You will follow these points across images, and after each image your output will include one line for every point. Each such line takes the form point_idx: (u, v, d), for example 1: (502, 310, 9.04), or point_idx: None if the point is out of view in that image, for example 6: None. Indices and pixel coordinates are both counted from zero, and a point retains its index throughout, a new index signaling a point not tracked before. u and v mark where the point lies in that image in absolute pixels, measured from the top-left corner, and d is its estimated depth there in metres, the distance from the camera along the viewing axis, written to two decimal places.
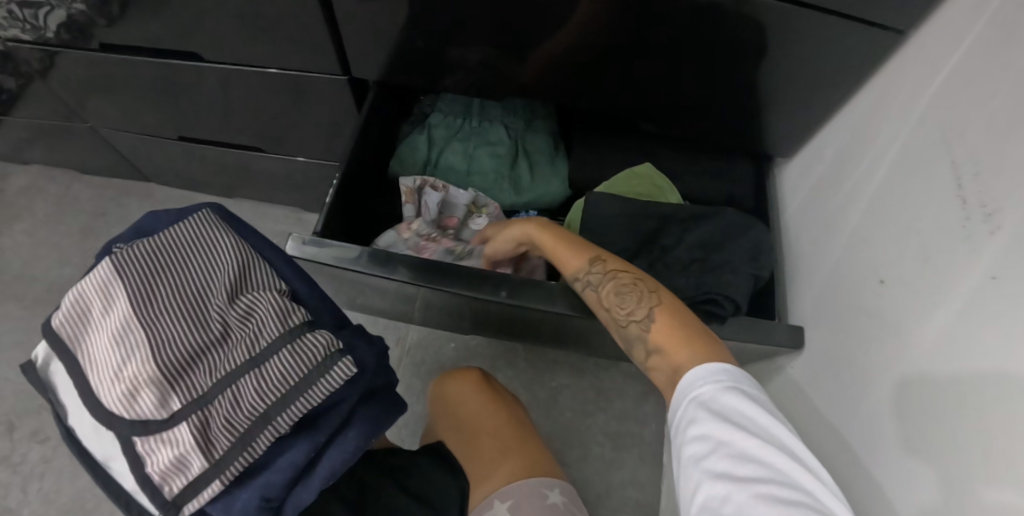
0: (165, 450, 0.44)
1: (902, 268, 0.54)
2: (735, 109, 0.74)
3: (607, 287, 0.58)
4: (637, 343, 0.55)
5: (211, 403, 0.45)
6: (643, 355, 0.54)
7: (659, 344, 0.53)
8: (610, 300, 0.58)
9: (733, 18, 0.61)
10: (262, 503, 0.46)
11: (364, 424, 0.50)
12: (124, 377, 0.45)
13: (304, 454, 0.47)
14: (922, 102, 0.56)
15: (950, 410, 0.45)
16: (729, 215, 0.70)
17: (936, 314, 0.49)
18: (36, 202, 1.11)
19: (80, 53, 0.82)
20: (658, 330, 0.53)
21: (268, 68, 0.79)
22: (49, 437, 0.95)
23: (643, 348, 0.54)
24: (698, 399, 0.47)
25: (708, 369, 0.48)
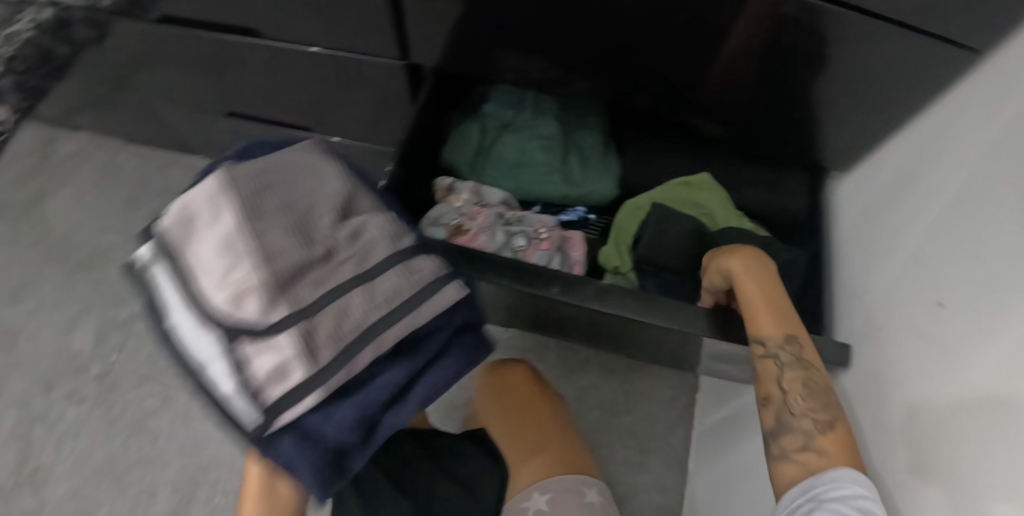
0: (267, 355, 0.40)
1: (965, 292, 0.53)
2: (793, 119, 0.73)
3: (794, 374, 0.54)
4: (795, 432, 0.51)
5: (317, 313, 0.41)
6: (795, 446, 0.51)
7: (823, 444, 0.50)
8: (791, 384, 0.54)
9: (798, 24, 0.60)
10: (359, 422, 0.43)
11: (460, 356, 0.47)
12: (230, 279, 0.39)
13: (404, 374, 0.44)
14: (996, 124, 0.55)
15: (993, 443, 0.44)
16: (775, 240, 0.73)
17: (995, 341, 0.48)
18: (83, 168, 1.13)
19: (137, 22, 0.83)
20: (832, 438, 0.50)
21: (308, 46, 0.79)
22: (85, 398, 0.96)
23: (800, 439, 0.51)
24: (816, 492, 0.47)
25: (848, 473, 0.47)
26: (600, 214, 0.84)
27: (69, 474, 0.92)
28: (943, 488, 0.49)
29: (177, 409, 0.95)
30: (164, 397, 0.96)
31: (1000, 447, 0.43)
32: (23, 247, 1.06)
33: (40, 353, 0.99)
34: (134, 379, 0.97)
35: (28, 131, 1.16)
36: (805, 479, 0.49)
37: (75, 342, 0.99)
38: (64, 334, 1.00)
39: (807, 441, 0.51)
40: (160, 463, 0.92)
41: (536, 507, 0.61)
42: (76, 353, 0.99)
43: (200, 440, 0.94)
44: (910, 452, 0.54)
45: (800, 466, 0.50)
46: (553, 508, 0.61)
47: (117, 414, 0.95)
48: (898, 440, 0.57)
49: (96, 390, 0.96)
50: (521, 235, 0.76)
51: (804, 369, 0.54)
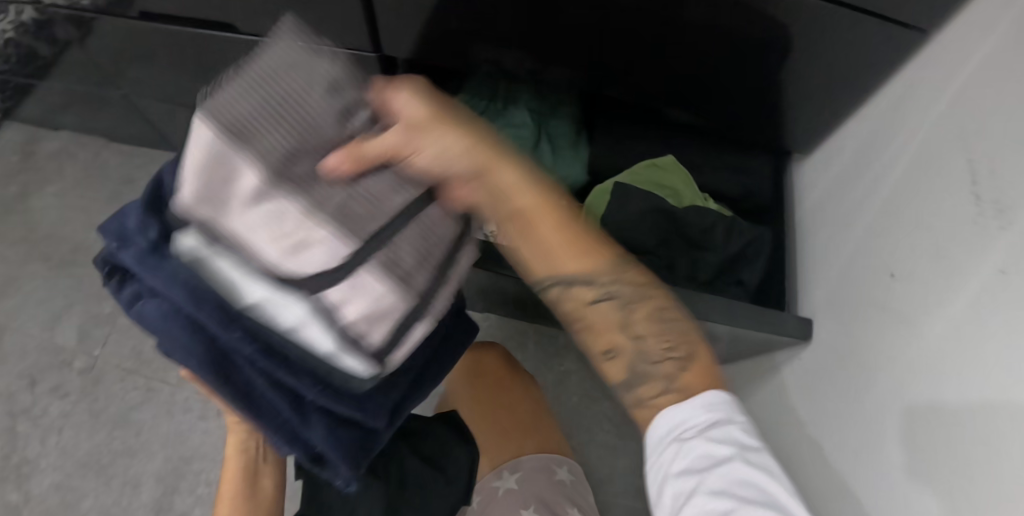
0: (360, 297, 0.35)
1: (914, 263, 0.55)
2: (755, 105, 0.75)
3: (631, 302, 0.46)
4: (654, 381, 0.45)
5: (400, 245, 0.35)
6: (653, 393, 0.45)
7: (683, 382, 0.45)
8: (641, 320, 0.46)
9: (761, 12, 0.61)
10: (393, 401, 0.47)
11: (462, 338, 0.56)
12: (288, 224, 0.31)
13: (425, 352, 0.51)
14: (940, 103, 0.57)
15: (959, 409, 0.46)
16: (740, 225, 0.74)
17: (945, 308, 0.50)
18: (66, 166, 1.14)
19: (117, 20, 0.84)
20: (693, 375, 0.45)
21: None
22: (69, 393, 0.97)
23: (659, 385, 0.45)
24: (680, 430, 0.44)
25: (709, 400, 0.44)
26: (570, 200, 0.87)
27: (55, 467, 0.92)
28: (908, 446, 0.51)
29: (160, 402, 0.96)
30: (148, 389, 0.97)
31: (965, 413, 0.45)
32: (7, 245, 1.07)
33: (26, 349, 0.99)
34: (118, 373, 0.98)
35: (10, 131, 1.17)
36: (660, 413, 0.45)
37: (58, 338, 1.00)
38: (47, 330, 1.01)
39: (666, 385, 0.45)
40: (145, 454, 0.93)
41: (506, 487, 0.64)
42: (59, 348, 1.00)
43: (184, 431, 0.94)
44: (873, 416, 0.57)
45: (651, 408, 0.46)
46: (523, 487, 0.63)
47: (101, 407, 0.96)
48: (861, 407, 0.59)
49: (80, 384, 0.97)
50: None
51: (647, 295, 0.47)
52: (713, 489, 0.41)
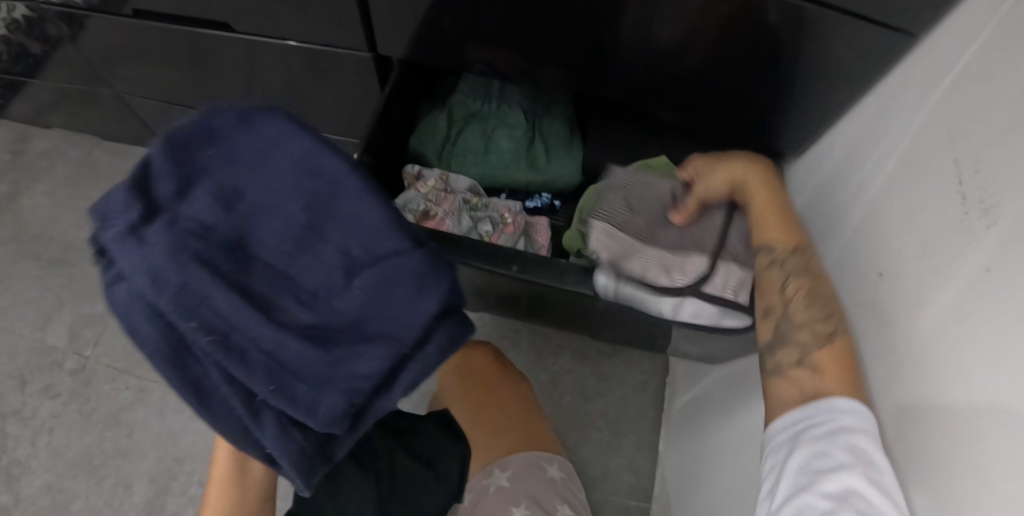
0: None
1: (901, 261, 0.56)
2: (747, 107, 0.76)
3: (767, 275, 0.59)
4: (793, 345, 0.54)
5: None
6: (790, 362, 0.53)
7: (820, 362, 0.51)
8: (796, 291, 0.56)
9: (753, 15, 0.62)
10: (349, 407, 0.45)
11: (441, 341, 0.48)
12: None
13: (385, 361, 0.45)
14: (928, 104, 0.58)
15: (947, 406, 0.47)
16: None
17: (932, 305, 0.51)
18: (57, 165, 1.13)
19: (110, 18, 0.83)
20: (828, 358, 0.52)
21: (285, 40, 0.81)
22: (60, 393, 0.96)
23: (796, 353, 0.53)
24: (805, 429, 0.49)
25: (832, 404, 0.49)
26: (565, 201, 0.88)
27: (45, 468, 0.92)
28: (898, 440, 0.53)
29: (152, 402, 0.96)
30: (140, 390, 0.96)
31: (952, 409, 0.46)
32: None
33: (16, 349, 0.99)
34: (109, 373, 0.97)
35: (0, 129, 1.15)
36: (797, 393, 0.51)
37: (49, 338, 0.99)
38: (37, 330, 1.00)
39: (803, 354, 0.53)
40: (136, 455, 0.93)
41: (497, 484, 0.64)
42: (50, 348, 0.99)
43: (176, 431, 0.94)
44: (865, 412, 0.58)
45: (794, 386, 0.52)
46: (514, 484, 0.63)
47: (92, 407, 0.95)
48: None
49: (71, 385, 0.96)
50: (486, 220, 0.79)
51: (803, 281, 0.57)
52: (827, 492, 0.45)
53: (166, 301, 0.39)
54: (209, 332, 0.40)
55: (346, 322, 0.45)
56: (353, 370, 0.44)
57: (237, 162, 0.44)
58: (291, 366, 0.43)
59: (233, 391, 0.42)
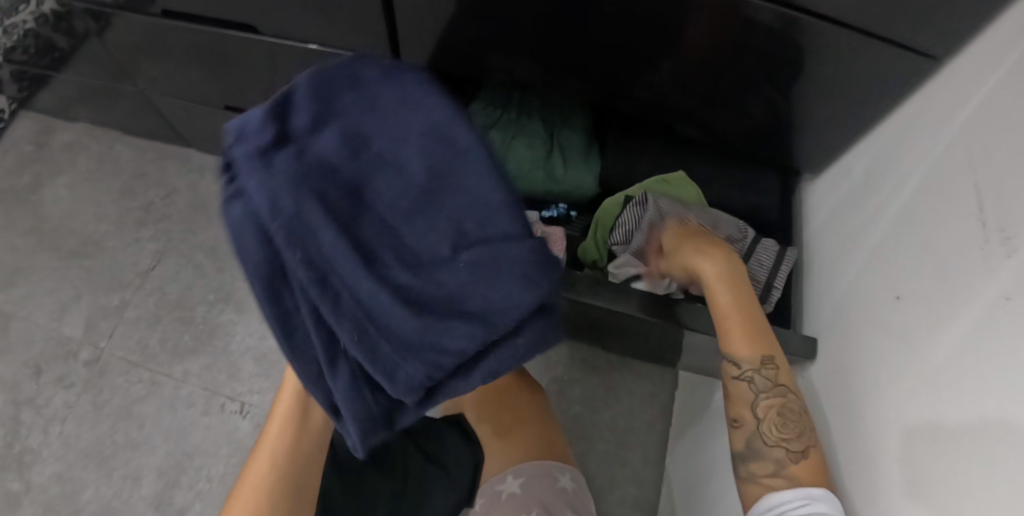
0: None
1: (918, 284, 0.56)
2: (768, 124, 0.76)
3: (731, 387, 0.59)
4: (766, 459, 0.54)
5: None
6: (763, 471, 0.54)
7: (795, 471, 0.53)
8: (768, 409, 0.57)
9: (777, 33, 0.62)
10: (425, 380, 0.44)
11: (535, 335, 0.45)
12: None
13: (471, 341, 0.43)
14: (950, 130, 0.58)
15: (957, 432, 0.47)
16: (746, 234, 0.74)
17: (947, 331, 0.51)
18: (79, 157, 1.14)
19: (139, 16, 0.84)
20: (802, 468, 0.53)
21: (308, 43, 0.82)
22: (74, 383, 0.97)
23: (771, 465, 0.54)
24: (781, 509, 0.51)
25: (806, 490, 0.51)
26: (580, 211, 0.88)
27: (56, 457, 0.93)
28: (903, 463, 0.52)
29: (164, 396, 0.97)
30: (152, 383, 0.97)
31: (963, 435, 0.46)
32: (17, 234, 1.07)
33: (33, 338, 1.00)
34: (123, 365, 0.98)
35: (25, 120, 1.17)
36: (766, 497, 0.53)
37: (66, 328, 1.01)
38: (54, 320, 1.01)
39: (778, 468, 0.53)
40: (147, 447, 0.94)
41: (509, 490, 0.63)
42: (66, 338, 1.00)
43: (186, 426, 0.95)
44: (872, 434, 0.58)
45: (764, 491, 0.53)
46: (526, 491, 0.63)
47: (105, 399, 0.96)
48: (861, 425, 0.60)
49: (85, 375, 0.98)
50: None
51: (771, 394, 0.57)
52: None
53: (270, 218, 0.41)
54: (303, 258, 0.42)
55: (444, 295, 0.44)
56: (441, 348, 0.43)
57: (374, 116, 0.46)
58: (379, 322, 0.43)
59: (313, 323, 0.43)
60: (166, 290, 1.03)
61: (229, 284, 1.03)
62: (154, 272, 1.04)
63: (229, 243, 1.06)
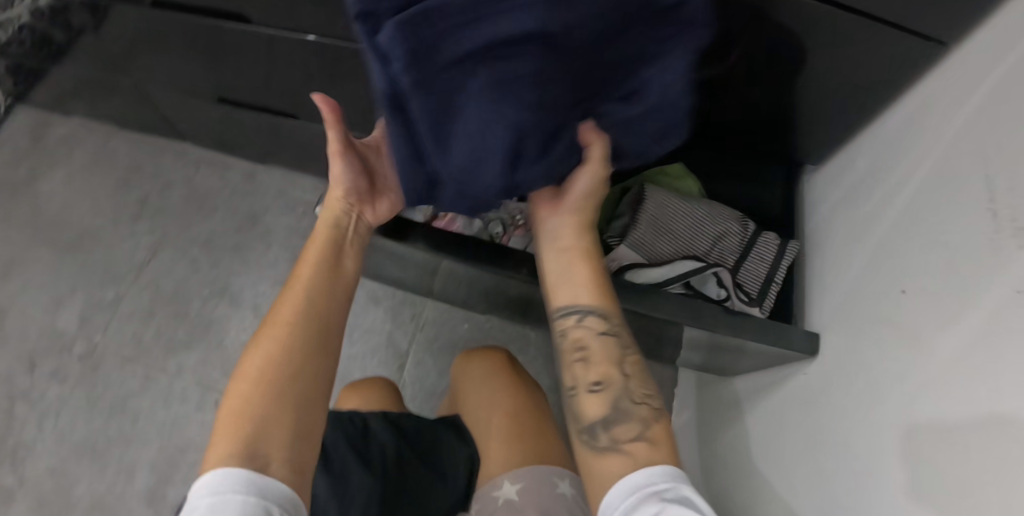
0: None
1: (926, 278, 0.54)
2: (773, 114, 0.73)
3: (591, 349, 0.52)
4: (630, 420, 0.49)
5: None
6: (626, 437, 0.49)
7: (653, 434, 0.49)
8: (631, 366, 0.53)
9: (777, 24, 0.59)
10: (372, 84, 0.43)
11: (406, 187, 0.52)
12: None
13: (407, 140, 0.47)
14: (958, 118, 0.56)
15: (967, 430, 0.45)
16: (755, 230, 0.72)
17: (956, 325, 0.49)
18: (75, 151, 1.13)
19: (129, 12, 0.81)
20: (658, 429, 0.50)
21: (305, 34, 0.77)
22: (68, 377, 0.97)
23: (636, 428, 0.49)
24: (652, 491, 0.45)
25: (667, 469, 0.46)
26: None
27: (50, 451, 0.92)
28: (905, 461, 0.51)
29: (158, 390, 0.95)
30: (147, 378, 0.96)
31: (974, 429, 0.44)
32: (14, 228, 1.07)
33: (28, 333, 0.99)
34: (117, 359, 0.97)
35: (22, 115, 1.16)
36: (630, 472, 0.47)
37: (61, 322, 1.00)
38: (50, 315, 1.00)
39: (641, 430, 0.49)
40: (141, 442, 0.93)
41: (506, 498, 0.60)
42: (62, 332, 1.00)
43: (181, 420, 0.94)
44: (872, 431, 0.56)
45: (623, 460, 0.47)
46: (522, 498, 0.59)
47: (100, 393, 0.96)
48: (859, 424, 0.58)
49: (80, 370, 0.97)
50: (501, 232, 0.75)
51: (630, 353, 0.53)
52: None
53: None
54: None
55: (492, 85, 0.40)
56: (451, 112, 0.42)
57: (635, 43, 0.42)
58: (460, 38, 0.38)
59: None
60: (160, 284, 1.02)
61: (223, 278, 1.02)
62: (149, 266, 1.03)
63: (224, 236, 1.05)
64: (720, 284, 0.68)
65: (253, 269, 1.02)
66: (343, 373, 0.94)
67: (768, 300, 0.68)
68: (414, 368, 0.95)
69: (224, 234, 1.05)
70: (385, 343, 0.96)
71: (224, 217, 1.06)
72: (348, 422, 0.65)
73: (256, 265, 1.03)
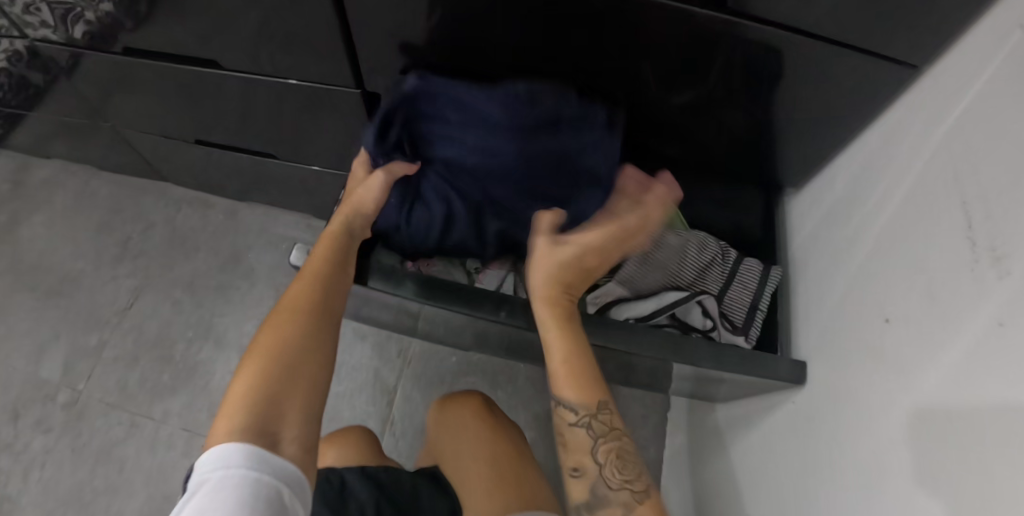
0: None
1: (907, 307, 0.53)
2: (749, 141, 0.73)
3: (606, 447, 0.58)
4: (613, 504, 0.56)
5: None
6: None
7: (636, 515, 0.55)
8: (605, 453, 0.58)
9: (748, 45, 0.58)
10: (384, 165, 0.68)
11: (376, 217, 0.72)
12: None
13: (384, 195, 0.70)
14: (932, 141, 0.55)
15: (958, 468, 0.43)
16: (737, 256, 0.72)
17: (940, 357, 0.48)
18: (55, 195, 1.12)
19: (105, 56, 0.81)
20: (643, 510, 0.55)
21: (285, 79, 0.78)
22: (52, 427, 0.95)
23: (619, 513, 0.55)
24: None
25: None
26: None
27: (35, 504, 0.90)
28: (898, 500, 0.49)
29: (144, 437, 0.94)
30: (132, 425, 0.95)
31: (965, 470, 0.43)
32: None
33: (9, 384, 0.97)
34: (101, 407, 0.96)
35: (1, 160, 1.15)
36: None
37: (43, 371, 0.98)
38: (31, 363, 0.99)
39: (625, 512, 0.55)
40: (127, 491, 0.91)
41: None
42: (44, 381, 0.98)
43: (167, 467, 0.92)
44: (864, 466, 0.54)
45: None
46: None
47: (84, 443, 0.94)
48: (851, 456, 0.56)
49: (64, 419, 0.95)
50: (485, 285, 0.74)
51: (607, 440, 0.59)
52: None
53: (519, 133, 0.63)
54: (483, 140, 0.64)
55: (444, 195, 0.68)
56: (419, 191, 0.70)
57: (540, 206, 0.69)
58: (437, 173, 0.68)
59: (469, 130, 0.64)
60: (144, 328, 1.01)
61: (207, 320, 1.01)
62: (132, 310, 1.02)
63: (207, 277, 1.04)
64: (706, 312, 0.68)
65: (237, 309, 1.02)
66: (329, 413, 0.93)
67: (753, 328, 0.68)
68: (402, 405, 0.94)
69: (206, 274, 1.04)
70: (373, 381, 0.96)
71: (206, 257, 1.06)
72: (326, 481, 0.66)
73: (239, 305, 1.02)
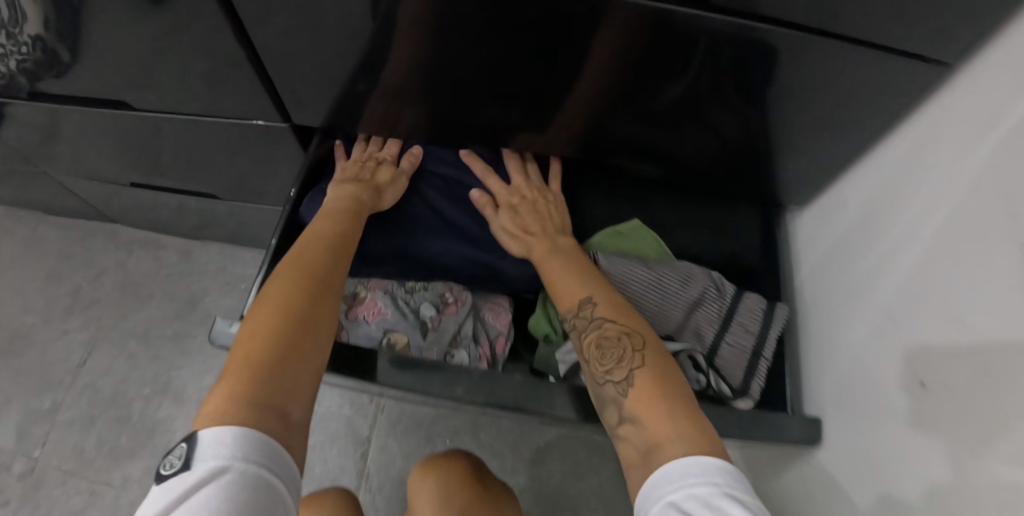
0: None
1: (950, 373, 0.42)
2: (744, 157, 0.62)
3: (591, 336, 0.51)
4: (613, 403, 0.48)
5: None
6: (634, 432, 0.46)
7: (640, 413, 0.46)
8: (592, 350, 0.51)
9: (736, 44, 0.45)
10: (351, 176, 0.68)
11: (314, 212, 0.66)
12: None
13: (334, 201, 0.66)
14: (978, 159, 0.43)
15: None
16: (736, 298, 0.61)
17: (997, 449, 0.37)
18: (3, 244, 1.04)
19: (16, 103, 0.72)
20: (638, 397, 0.46)
21: (207, 119, 0.68)
22: (8, 500, 0.87)
23: (618, 408, 0.47)
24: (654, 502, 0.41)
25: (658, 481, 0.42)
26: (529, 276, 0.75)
27: None
28: None
29: (105, 506, 0.86)
30: (91, 494, 0.87)
31: None
32: None
33: None
34: (59, 475, 0.88)
35: None
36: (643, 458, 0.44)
37: None
38: None
39: (620, 411, 0.47)
40: None
41: None
42: None
43: None
44: None
45: (632, 448, 0.45)
46: None
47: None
48: None
49: (20, 491, 0.87)
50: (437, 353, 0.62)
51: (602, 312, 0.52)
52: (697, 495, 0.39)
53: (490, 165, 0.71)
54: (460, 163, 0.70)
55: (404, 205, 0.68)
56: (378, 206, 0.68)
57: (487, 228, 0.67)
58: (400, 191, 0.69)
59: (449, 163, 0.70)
60: (100, 386, 0.93)
61: (165, 374, 0.94)
62: (87, 367, 0.95)
63: (162, 327, 0.97)
64: (698, 367, 0.56)
65: (197, 360, 0.95)
66: None
67: (755, 384, 0.58)
68: (378, 456, 0.86)
69: (161, 324, 0.97)
70: (344, 431, 0.87)
71: (161, 303, 0.98)
72: None
73: (199, 356, 0.95)
